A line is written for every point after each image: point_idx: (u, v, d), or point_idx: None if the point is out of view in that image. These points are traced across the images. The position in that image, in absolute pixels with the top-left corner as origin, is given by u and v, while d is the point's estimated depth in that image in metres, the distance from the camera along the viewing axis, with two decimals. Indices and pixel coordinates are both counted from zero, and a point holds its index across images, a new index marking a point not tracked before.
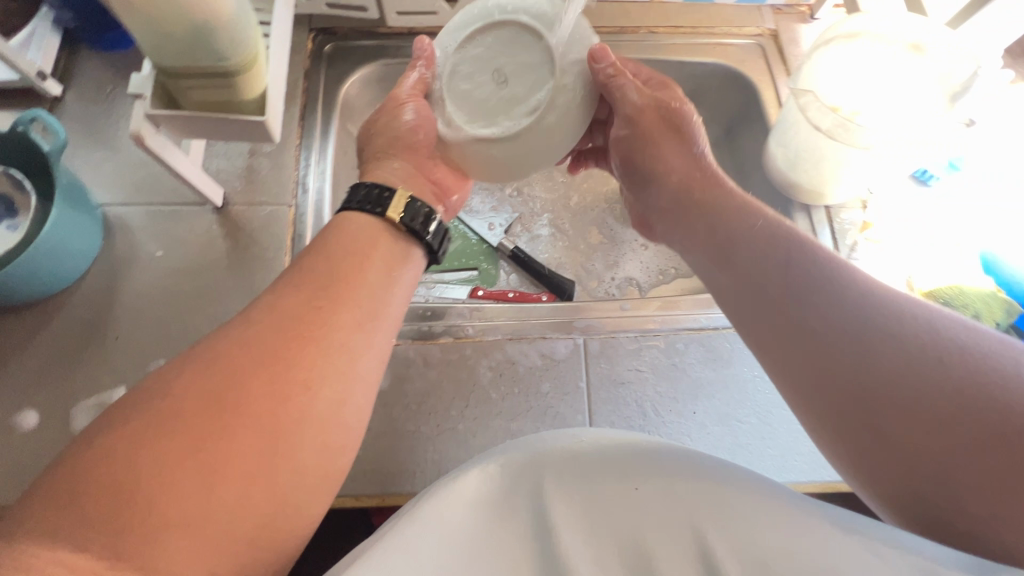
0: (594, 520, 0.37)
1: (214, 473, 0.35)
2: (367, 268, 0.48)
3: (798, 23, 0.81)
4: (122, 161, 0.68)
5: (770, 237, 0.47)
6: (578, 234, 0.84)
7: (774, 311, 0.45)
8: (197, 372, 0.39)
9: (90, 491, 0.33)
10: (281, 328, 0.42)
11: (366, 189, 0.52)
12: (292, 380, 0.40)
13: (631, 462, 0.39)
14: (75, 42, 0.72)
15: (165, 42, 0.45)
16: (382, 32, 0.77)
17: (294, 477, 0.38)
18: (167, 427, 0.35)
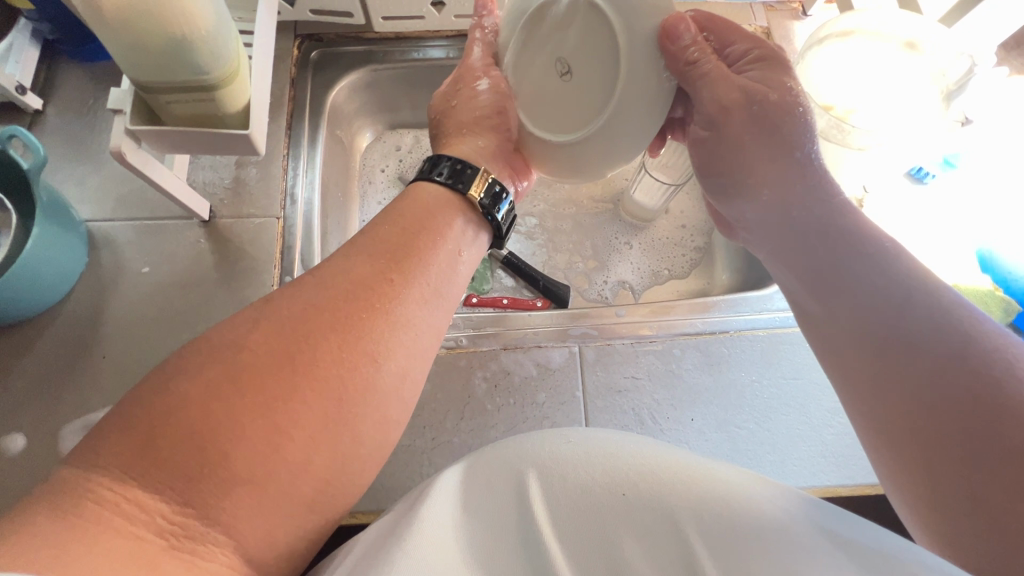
0: (572, 529, 0.38)
1: (280, 434, 0.34)
2: (439, 242, 0.47)
3: (791, 20, 0.80)
4: (107, 174, 0.66)
5: (822, 223, 0.47)
6: (573, 238, 0.83)
7: (836, 283, 0.45)
8: (270, 327, 0.38)
9: (163, 434, 0.33)
10: (355, 291, 0.41)
11: (440, 163, 0.52)
12: (361, 348, 0.39)
13: (621, 471, 0.39)
14: (55, 54, 0.71)
15: (143, 58, 0.44)
16: (369, 37, 0.76)
17: (357, 443, 0.38)
18: (242, 378, 0.35)
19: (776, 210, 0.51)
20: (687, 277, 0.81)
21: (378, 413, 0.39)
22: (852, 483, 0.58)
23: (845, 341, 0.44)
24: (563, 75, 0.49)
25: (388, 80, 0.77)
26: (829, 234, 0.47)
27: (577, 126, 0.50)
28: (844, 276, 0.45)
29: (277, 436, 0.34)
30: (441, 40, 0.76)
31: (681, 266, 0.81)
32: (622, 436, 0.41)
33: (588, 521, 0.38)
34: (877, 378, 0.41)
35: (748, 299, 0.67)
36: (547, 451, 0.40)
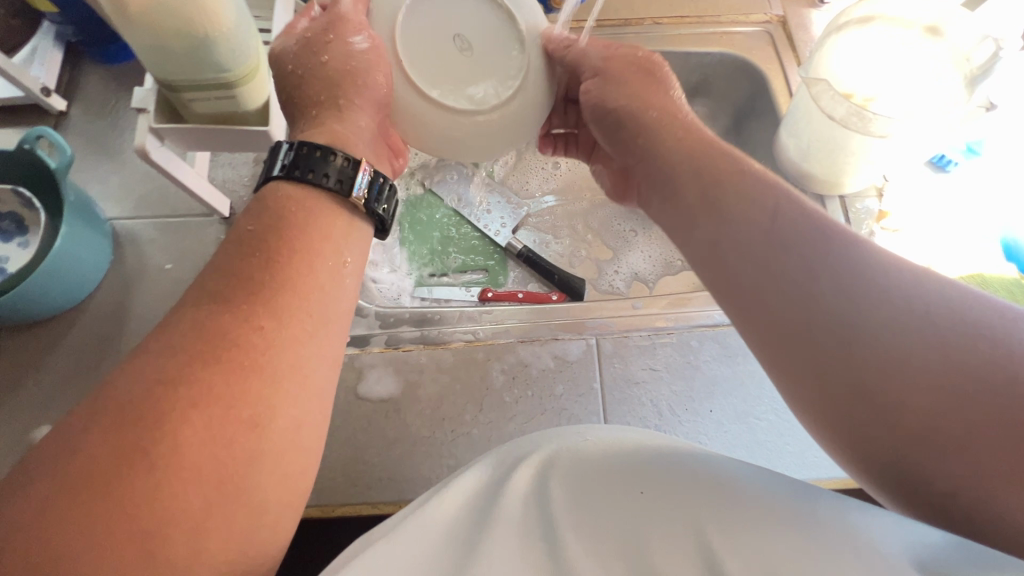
0: (590, 520, 0.38)
1: (150, 545, 0.30)
2: (316, 266, 0.42)
3: (808, 8, 0.79)
4: (129, 174, 0.68)
5: (765, 209, 0.39)
6: (587, 231, 0.83)
7: (778, 295, 0.36)
8: (105, 419, 0.32)
9: (7, 574, 0.28)
10: (212, 345, 0.36)
11: (300, 155, 0.44)
12: (242, 405, 0.35)
13: (642, 462, 0.40)
14: (78, 56, 0.72)
15: (166, 58, 0.45)
16: None
17: (258, 505, 0.35)
18: (84, 485, 0.30)
19: (660, 177, 0.46)
20: None
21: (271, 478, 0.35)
22: None
23: (804, 367, 0.35)
24: (461, 50, 0.48)
25: None
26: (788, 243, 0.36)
27: (472, 101, 0.48)
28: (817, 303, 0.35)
29: (142, 548, 0.30)
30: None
31: None
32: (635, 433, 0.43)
33: (607, 518, 0.38)
34: (857, 416, 0.34)
35: None
36: (574, 450, 0.41)
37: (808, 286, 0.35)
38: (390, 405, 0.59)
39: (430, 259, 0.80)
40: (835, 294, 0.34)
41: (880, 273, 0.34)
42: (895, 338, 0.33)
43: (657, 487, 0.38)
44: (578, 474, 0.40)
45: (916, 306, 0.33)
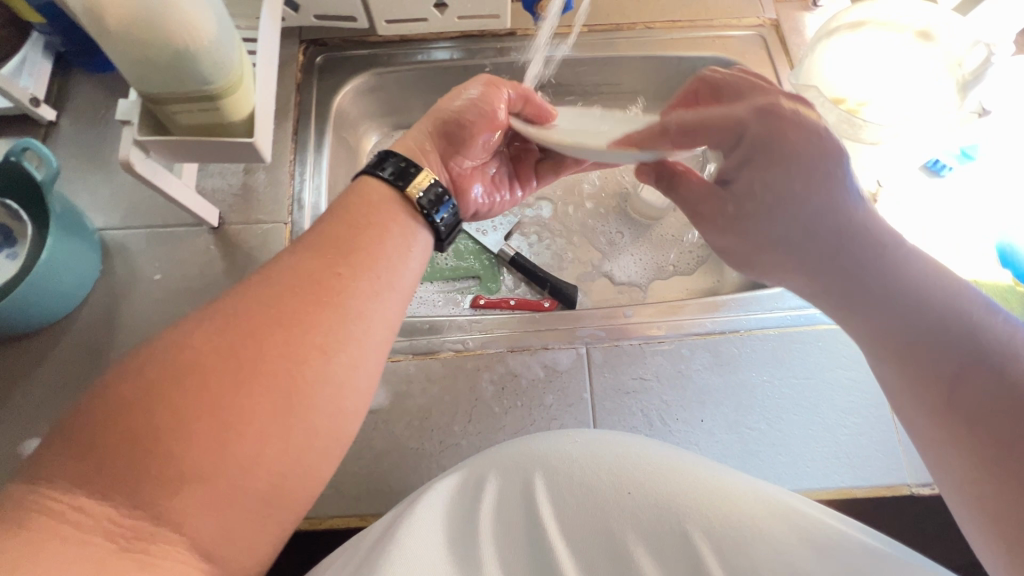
0: (574, 524, 0.42)
1: (231, 435, 0.38)
2: (385, 239, 0.50)
3: (801, 12, 0.79)
4: (119, 184, 0.68)
5: (850, 229, 0.49)
6: (580, 237, 0.83)
7: (929, 315, 0.44)
8: (213, 325, 0.41)
9: (115, 434, 0.36)
10: (299, 287, 0.44)
11: (389, 160, 0.54)
12: (314, 342, 0.43)
13: (621, 468, 0.43)
14: (68, 66, 0.72)
15: (148, 71, 0.45)
16: (373, 41, 0.76)
17: (309, 433, 0.41)
18: (185, 376, 0.38)
19: (795, 241, 0.53)
20: (697, 274, 0.80)
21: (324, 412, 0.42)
22: (865, 483, 0.57)
23: (943, 368, 0.43)
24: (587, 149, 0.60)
25: (393, 82, 0.78)
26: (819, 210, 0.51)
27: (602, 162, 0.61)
28: (829, 244, 0.50)
29: (230, 436, 0.38)
30: (446, 41, 0.76)
31: (690, 263, 0.81)
32: (613, 435, 0.45)
33: (594, 518, 0.42)
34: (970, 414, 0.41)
35: (759, 297, 0.65)
36: (556, 453, 0.43)
37: (868, 278, 0.48)
38: (378, 415, 0.59)
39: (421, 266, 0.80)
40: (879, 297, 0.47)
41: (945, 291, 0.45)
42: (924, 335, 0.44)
43: (636, 482, 0.42)
44: (558, 476, 0.42)
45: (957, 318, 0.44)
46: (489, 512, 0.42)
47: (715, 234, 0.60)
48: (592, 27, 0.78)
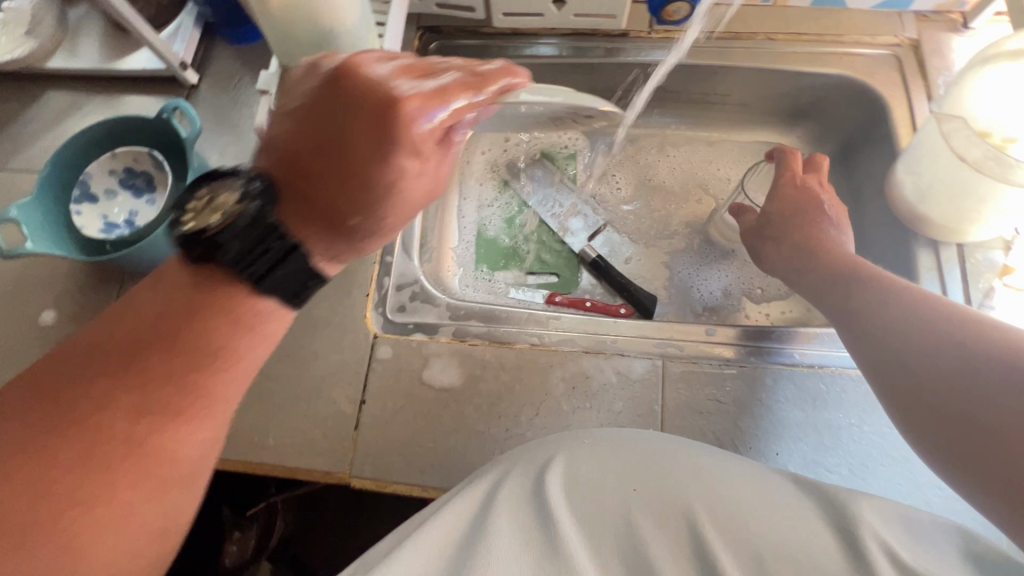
0: (592, 519, 0.47)
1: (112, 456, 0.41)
2: (244, 335, 0.45)
3: (947, 33, 0.72)
4: (244, 147, 0.74)
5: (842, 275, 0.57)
6: (664, 247, 0.82)
7: (915, 337, 0.47)
8: (39, 417, 0.40)
9: None
10: (135, 381, 0.42)
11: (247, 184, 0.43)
12: (142, 455, 0.42)
13: (635, 468, 0.48)
14: (212, 35, 0.79)
15: (294, 48, 0.49)
16: (487, 32, 0.78)
17: (124, 536, 0.41)
18: (13, 463, 0.39)
19: (827, 279, 0.59)
20: (785, 302, 0.76)
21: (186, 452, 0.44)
22: None
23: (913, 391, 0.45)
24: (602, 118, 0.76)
25: None
26: (872, 319, 0.51)
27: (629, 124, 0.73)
28: (845, 303, 0.55)
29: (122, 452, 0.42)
30: (556, 38, 0.77)
31: (777, 287, 0.77)
32: (625, 435, 0.51)
33: (607, 503, 0.47)
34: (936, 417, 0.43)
35: None
36: (574, 445, 0.50)
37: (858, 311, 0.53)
38: (450, 394, 0.61)
39: (503, 258, 0.81)
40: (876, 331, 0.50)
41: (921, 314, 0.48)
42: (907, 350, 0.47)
43: (642, 479, 0.48)
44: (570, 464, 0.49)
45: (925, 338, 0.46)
46: (517, 485, 0.48)
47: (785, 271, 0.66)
48: (710, 33, 0.75)
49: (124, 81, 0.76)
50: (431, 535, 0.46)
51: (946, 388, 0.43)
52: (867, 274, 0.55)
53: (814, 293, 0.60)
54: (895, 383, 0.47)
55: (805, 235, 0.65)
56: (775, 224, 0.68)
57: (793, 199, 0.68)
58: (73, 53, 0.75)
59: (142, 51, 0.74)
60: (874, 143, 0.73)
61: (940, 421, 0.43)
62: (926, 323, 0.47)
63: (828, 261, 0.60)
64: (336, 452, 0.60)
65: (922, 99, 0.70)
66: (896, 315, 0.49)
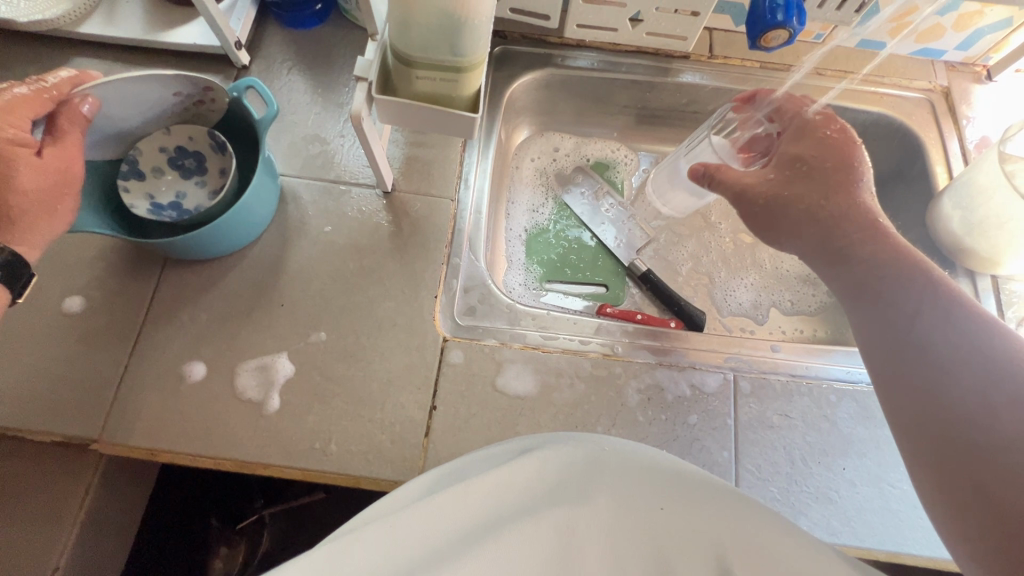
0: (616, 530, 0.43)
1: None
2: None
3: (973, 83, 0.79)
4: (300, 135, 0.70)
5: (891, 259, 0.50)
6: (707, 260, 0.82)
7: (953, 365, 0.43)
8: None
9: None
10: None
11: None
12: None
13: (662, 479, 0.45)
14: (265, 16, 0.75)
15: (415, 33, 0.47)
16: (551, 41, 0.78)
17: None
18: None
19: (861, 261, 0.51)
20: (823, 323, 0.79)
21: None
22: None
23: (931, 424, 0.43)
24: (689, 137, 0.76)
25: (560, 84, 0.80)
26: (927, 344, 0.45)
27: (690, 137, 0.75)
28: (888, 295, 0.49)
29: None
30: (602, 52, 0.79)
31: (811, 305, 0.80)
32: (646, 446, 0.49)
33: (638, 524, 0.43)
34: (943, 456, 0.41)
35: None
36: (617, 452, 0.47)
37: (906, 319, 0.47)
38: (526, 402, 0.59)
39: (551, 265, 0.81)
40: (923, 346, 0.45)
41: (982, 341, 0.43)
42: (949, 376, 0.43)
43: (670, 497, 0.44)
44: (592, 472, 0.45)
45: (978, 367, 0.42)
46: (537, 474, 0.45)
47: (795, 243, 0.56)
48: (765, 63, 0.79)
49: (167, 55, 0.71)
50: (425, 511, 0.42)
51: (992, 451, 0.39)
52: (919, 272, 0.48)
53: (838, 277, 0.53)
54: (926, 414, 0.43)
55: (801, 188, 0.55)
56: (815, 180, 0.55)
57: (829, 149, 0.56)
58: (111, 20, 0.69)
59: (193, 24, 0.70)
60: (908, 179, 0.78)
61: (966, 480, 0.40)
62: (983, 357, 0.42)
63: (872, 247, 0.51)
64: (405, 460, 0.56)
65: (954, 141, 0.76)
66: (956, 350, 0.43)
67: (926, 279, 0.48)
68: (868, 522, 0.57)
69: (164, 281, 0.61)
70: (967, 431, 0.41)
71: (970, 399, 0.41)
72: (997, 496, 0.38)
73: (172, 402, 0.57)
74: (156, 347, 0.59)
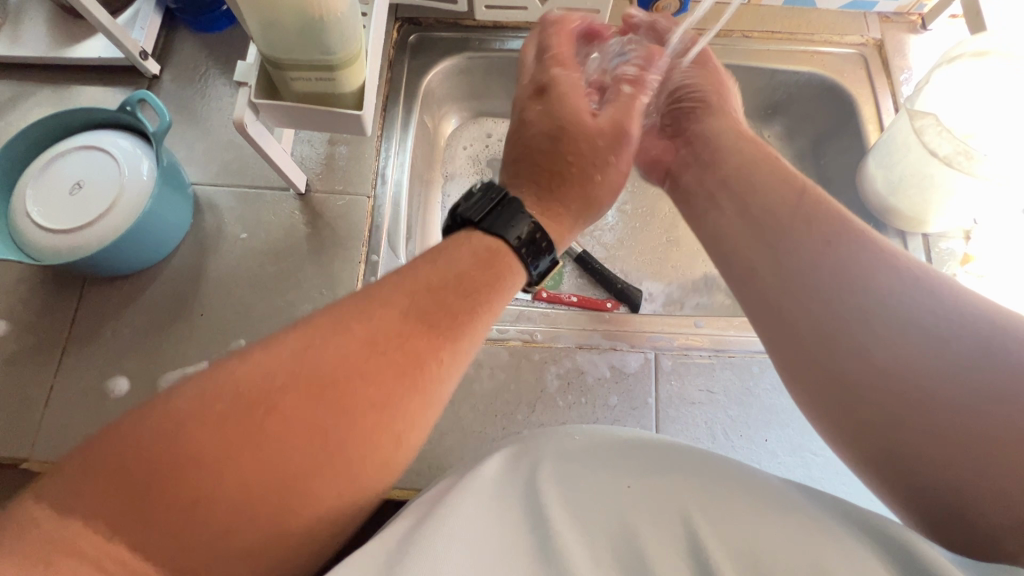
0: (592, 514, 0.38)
1: (283, 495, 0.36)
2: None
3: (907, 34, 0.76)
4: (213, 141, 0.70)
5: (777, 195, 0.48)
6: (647, 234, 0.80)
7: (860, 303, 0.40)
8: None
9: None
10: None
11: None
12: None
13: (632, 461, 0.41)
14: (174, 22, 0.74)
15: (278, 36, 0.46)
16: (467, 25, 0.77)
17: None
18: None
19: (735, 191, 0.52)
20: None
21: (252, 519, 0.35)
22: None
23: (859, 372, 0.39)
24: None
25: (481, 68, 0.79)
26: (832, 279, 0.42)
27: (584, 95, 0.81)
28: (784, 230, 0.46)
29: (267, 493, 0.35)
30: (523, 31, 0.77)
31: None
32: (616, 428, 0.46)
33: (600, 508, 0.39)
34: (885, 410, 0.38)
35: None
36: (557, 445, 0.43)
37: (814, 256, 0.44)
38: None
39: None
40: (829, 284, 0.42)
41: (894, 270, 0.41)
42: (877, 312, 0.40)
43: (638, 470, 0.41)
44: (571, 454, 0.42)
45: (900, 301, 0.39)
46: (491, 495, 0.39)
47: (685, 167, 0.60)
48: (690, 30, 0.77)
49: (75, 71, 0.70)
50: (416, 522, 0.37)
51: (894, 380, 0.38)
52: (810, 202, 0.47)
53: (738, 220, 0.50)
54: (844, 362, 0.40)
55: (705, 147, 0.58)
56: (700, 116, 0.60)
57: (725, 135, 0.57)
58: (15, 39, 0.69)
59: (98, 38, 0.69)
60: (844, 138, 0.76)
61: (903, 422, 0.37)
62: (896, 291, 0.40)
63: (769, 186, 0.49)
64: None
65: (886, 97, 0.73)
66: (850, 270, 0.42)
67: (805, 207, 0.46)
68: None
69: (86, 298, 0.62)
70: (899, 373, 0.38)
71: (888, 339, 0.39)
72: (935, 410, 0.36)
73: (97, 418, 0.58)
74: (82, 364, 0.60)
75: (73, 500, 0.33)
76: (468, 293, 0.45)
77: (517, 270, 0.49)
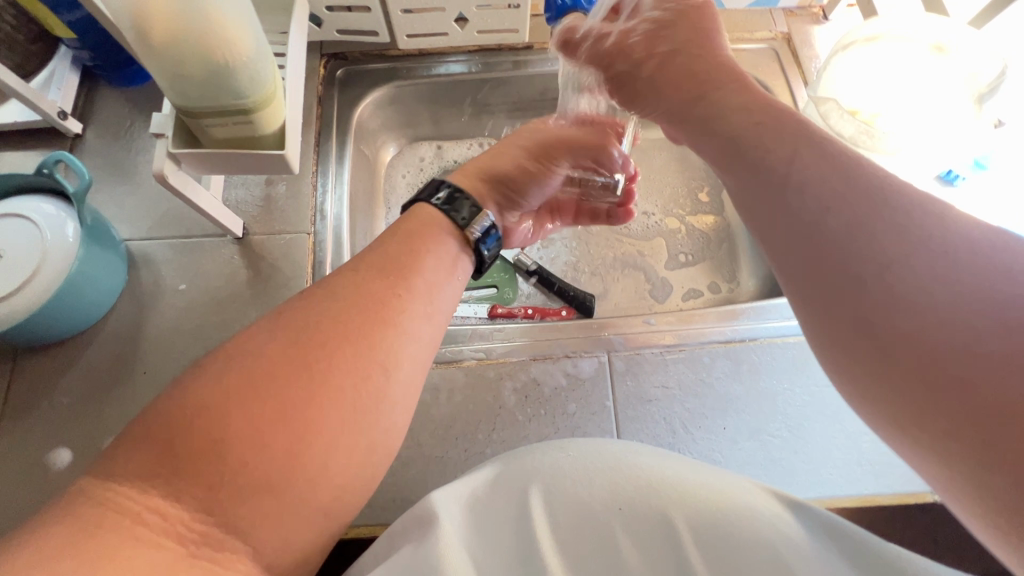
0: (573, 537, 0.40)
1: (298, 438, 0.36)
2: None
3: (812, 26, 0.80)
4: (144, 194, 0.68)
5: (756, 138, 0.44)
6: (594, 238, 0.81)
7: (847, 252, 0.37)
8: None
9: None
10: None
11: None
12: None
13: (621, 482, 0.42)
14: (93, 80, 0.73)
15: (186, 86, 0.46)
16: (392, 55, 0.78)
17: None
18: None
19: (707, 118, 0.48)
20: (715, 279, 0.78)
21: (264, 458, 0.35)
22: (889, 490, 0.57)
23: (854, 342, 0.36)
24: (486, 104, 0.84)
25: (411, 95, 0.80)
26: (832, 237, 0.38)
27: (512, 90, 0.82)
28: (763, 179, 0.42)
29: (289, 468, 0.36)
30: (449, 55, 0.79)
31: (706, 264, 0.79)
32: (614, 444, 0.45)
33: (587, 533, 0.40)
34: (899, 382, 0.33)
35: (777, 306, 0.66)
36: (551, 466, 0.43)
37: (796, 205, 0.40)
38: None
39: None
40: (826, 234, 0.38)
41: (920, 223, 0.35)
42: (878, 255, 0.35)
43: (631, 492, 0.41)
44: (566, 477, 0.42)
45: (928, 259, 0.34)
46: (473, 533, 0.41)
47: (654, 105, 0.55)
48: None
49: None
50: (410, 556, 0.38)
51: (904, 303, 0.34)
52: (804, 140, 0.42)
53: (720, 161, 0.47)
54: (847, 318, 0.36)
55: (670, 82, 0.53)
56: (674, 93, 0.52)
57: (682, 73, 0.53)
58: None
59: (12, 103, 0.68)
60: None
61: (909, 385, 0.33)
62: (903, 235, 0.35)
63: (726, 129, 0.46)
64: None
65: (801, 86, 0.77)
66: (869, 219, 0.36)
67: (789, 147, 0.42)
68: (752, 476, 0.57)
69: (20, 370, 0.60)
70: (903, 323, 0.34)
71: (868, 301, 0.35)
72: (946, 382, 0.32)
73: (39, 494, 0.55)
74: (19, 440, 0.57)
75: (121, 469, 0.34)
76: (413, 259, 0.47)
77: (466, 260, 0.53)
